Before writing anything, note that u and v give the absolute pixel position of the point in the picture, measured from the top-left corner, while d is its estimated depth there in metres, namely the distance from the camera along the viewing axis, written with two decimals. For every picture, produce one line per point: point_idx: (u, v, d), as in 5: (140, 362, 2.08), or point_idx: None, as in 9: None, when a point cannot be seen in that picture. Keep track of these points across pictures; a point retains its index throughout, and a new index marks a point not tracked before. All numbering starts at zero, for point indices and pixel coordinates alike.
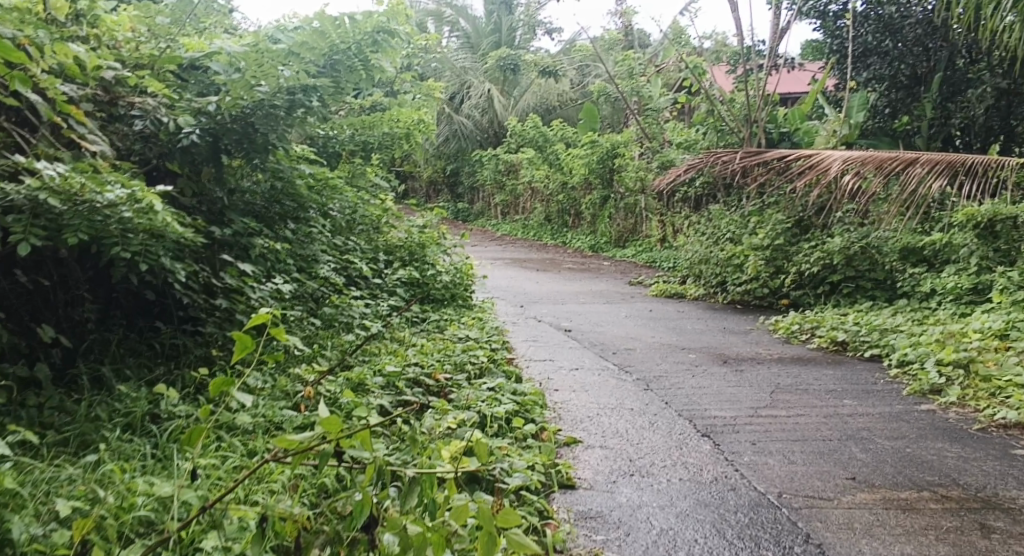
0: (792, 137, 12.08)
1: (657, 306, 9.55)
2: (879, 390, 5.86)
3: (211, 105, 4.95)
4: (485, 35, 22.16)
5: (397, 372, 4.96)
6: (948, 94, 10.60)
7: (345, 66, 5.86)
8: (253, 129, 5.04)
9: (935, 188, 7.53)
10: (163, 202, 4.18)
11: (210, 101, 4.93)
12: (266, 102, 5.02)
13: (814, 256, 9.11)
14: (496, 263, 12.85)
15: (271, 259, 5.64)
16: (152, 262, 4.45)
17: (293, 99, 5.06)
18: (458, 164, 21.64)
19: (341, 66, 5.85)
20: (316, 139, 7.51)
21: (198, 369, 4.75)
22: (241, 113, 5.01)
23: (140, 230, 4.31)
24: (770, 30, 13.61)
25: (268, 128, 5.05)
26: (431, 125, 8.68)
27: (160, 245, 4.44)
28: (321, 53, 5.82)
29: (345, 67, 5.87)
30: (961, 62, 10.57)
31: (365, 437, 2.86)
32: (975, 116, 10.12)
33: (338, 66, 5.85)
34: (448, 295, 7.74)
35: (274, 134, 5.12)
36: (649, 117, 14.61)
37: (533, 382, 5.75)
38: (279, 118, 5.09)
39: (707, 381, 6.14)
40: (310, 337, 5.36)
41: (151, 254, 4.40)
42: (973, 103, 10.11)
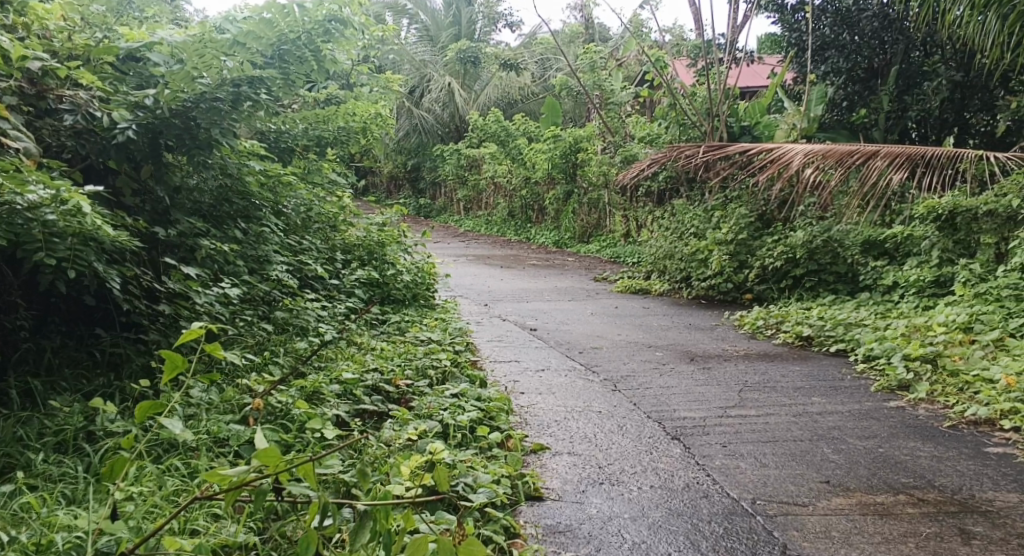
0: (753, 130, 12.00)
1: (623, 302, 9.43)
2: (847, 386, 5.76)
3: (148, 99, 4.73)
4: (444, 28, 21.96)
5: (355, 379, 4.77)
6: (905, 86, 10.56)
7: (295, 57, 5.64)
8: (194, 123, 4.82)
9: (897, 180, 7.52)
10: (90, 203, 3.91)
11: (146, 95, 4.71)
12: (210, 96, 4.80)
13: (778, 250, 9.05)
14: (459, 260, 12.67)
15: (218, 261, 5.41)
16: (83, 268, 4.19)
17: (238, 92, 4.84)
18: (419, 159, 21.40)
19: (291, 57, 5.63)
20: (268, 134, 7.18)
21: (139, 381, 4.52)
22: (182, 107, 4.78)
23: (68, 234, 4.08)
24: (730, 23, 13.56)
25: (210, 123, 4.82)
26: (388, 120, 8.48)
27: (90, 250, 4.19)
28: (270, 44, 5.57)
29: (296, 59, 5.66)
30: (918, 55, 10.55)
31: (309, 472, 2.71)
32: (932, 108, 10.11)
33: (287, 57, 5.63)
34: (409, 295, 7.55)
35: (218, 129, 4.88)
36: (611, 111, 14.50)
37: (497, 385, 5.59)
38: (224, 113, 4.87)
39: (674, 380, 6.01)
40: (260, 343, 5.15)
41: (81, 259, 4.16)
42: (930, 95, 10.11)
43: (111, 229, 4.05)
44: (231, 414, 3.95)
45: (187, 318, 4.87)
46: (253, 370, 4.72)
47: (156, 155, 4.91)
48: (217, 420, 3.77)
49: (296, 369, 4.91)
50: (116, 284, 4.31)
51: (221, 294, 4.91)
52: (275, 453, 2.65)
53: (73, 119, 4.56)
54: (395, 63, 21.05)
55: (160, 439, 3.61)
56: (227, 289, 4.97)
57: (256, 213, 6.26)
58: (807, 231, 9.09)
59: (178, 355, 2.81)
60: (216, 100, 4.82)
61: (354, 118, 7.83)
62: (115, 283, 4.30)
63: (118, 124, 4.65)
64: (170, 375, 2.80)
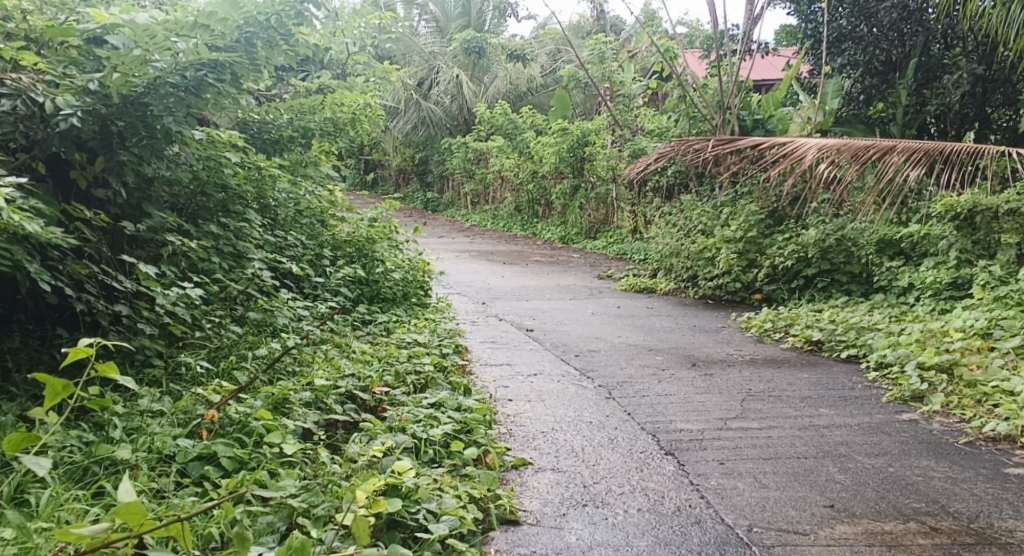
0: (766, 125, 11.59)
1: (626, 302, 9.09)
2: (857, 396, 5.41)
3: (93, 83, 4.46)
4: (453, 18, 21.57)
5: (327, 385, 4.46)
6: (923, 80, 10.17)
7: (261, 40, 5.27)
8: (146, 111, 4.58)
9: (914, 177, 7.15)
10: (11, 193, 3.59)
11: (91, 78, 4.45)
12: (162, 81, 4.55)
13: (788, 249, 8.71)
14: (461, 256, 12.34)
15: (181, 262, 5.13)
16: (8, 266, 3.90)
17: (199, 81, 4.58)
18: (427, 152, 21.08)
19: (258, 42, 5.26)
20: (250, 125, 7.14)
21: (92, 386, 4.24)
22: (133, 94, 4.55)
23: None
24: (743, 14, 13.17)
25: (163, 110, 4.55)
26: (379, 110, 8.15)
27: (18, 245, 3.93)
28: (235, 27, 5.23)
29: (264, 43, 5.29)
30: (938, 47, 10.13)
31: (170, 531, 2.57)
32: (951, 104, 9.72)
33: (254, 40, 5.26)
34: (399, 293, 7.26)
35: (173, 120, 4.60)
36: (620, 104, 14.13)
37: (484, 393, 5.28)
38: (181, 102, 4.61)
39: (673, 387, 5.68)
40: (229, 347, 4.85)
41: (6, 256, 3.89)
42: (948, 90, 9.71)
43: (36, 225, 3.73)
44: (180, 426, 3.66)
45: (149, 320, 4.59)
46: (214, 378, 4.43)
47: (109, 145, 4.62)
48: (162, 435, 3.49)
49: (266, 375, 4.62)
50: (47, 284, 3.99)
51: (185, 294, 4.59)
52: (137, 510, 2.53)
53: (11, 104, 4.27)
54: (403, 54, 20.71)
55: (99, 456, 3.32)
56: (190, 288, 4.67)
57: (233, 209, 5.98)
58: (819, 229, 8.73)
59: (60, 380, 2.78)
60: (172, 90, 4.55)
61: (340, 107, 7.52)
62: (45, 283, 3.99)
63: (63, 110, 4.38)
64: (52, 402, 2.77)
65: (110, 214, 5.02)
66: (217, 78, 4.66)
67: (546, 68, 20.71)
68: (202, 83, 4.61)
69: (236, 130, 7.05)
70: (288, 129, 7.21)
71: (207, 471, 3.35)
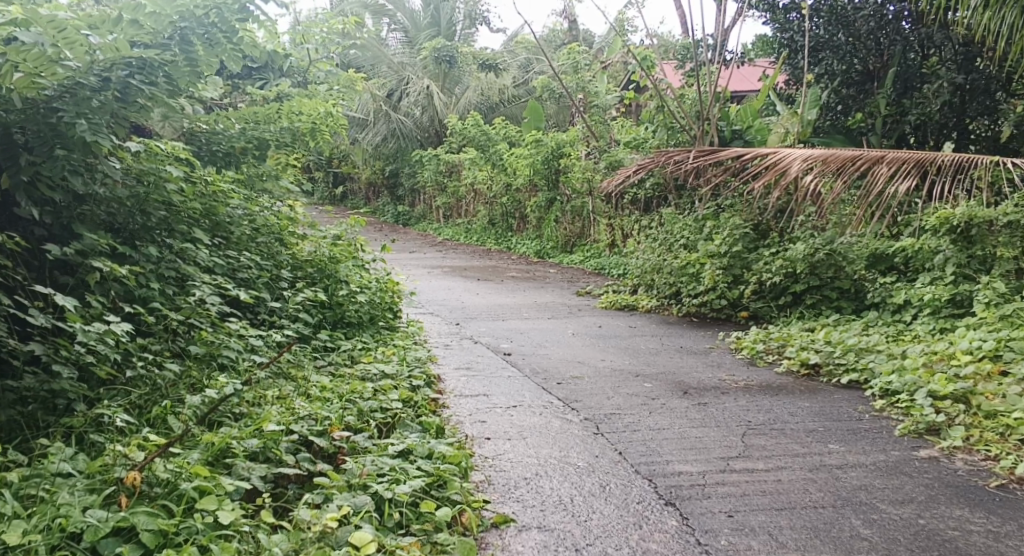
0: (745, 135, 11.12)
1: (607, 320, 8.62)
2: (867, 428, 4.94)
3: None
4: (423, 29, 21.04)
5: (278, 431, 4.06)
6: (904, 89, 9.80)
7: (198, 37, 4.80)
8: (54, 113, 4.32)
9: (906, 189, 6.63)
10: None
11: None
12: (74, 83, 4.30)
13: (776, 264, 8.27)
14: (433, 273, 11.82)
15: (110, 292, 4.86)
16: None
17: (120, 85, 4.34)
18: (398, 165, 20.57)
19: (195, 39, 4.78)
20: (199, 134, 6.67)
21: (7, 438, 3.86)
22: (43, 98, 4.31)
23: None
24: (717, 23, 12.85)
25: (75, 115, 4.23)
26: (343, 120, 7.69)
27: None
28: (169, 23, 4.76)
29: (201, 41, 4.82)
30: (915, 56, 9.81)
31: None
32: (932, 113, 9.35)
33: (189, 37, 4.77)
34: (365, 317, 6.75)
35: (88, 128, 4.25)
36: (595, 114, 13.65)
37: (457, 432, 4.75)
38: (107, 106, 4.34)
39: (666, 420, 5.18)
40: (161, 390, 4.47)
41: None
42: (929, 99, 9.36)
43: None
44: (95, 492, 3.36)
45: (66, 361, 4.20)
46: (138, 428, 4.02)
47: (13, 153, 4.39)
48: (68, 507, 3.15)
49: (205, 421, 4.24)
50: None
51: (108, 329, 4.19)
52: None
53: None
54: (372, 65, 20.14)
55: None
56: (115, 323, 4.28)
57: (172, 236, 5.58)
58: (808, 243, 8.29)
59: None
60: (91, 94, 4.30)
61: (299, 116, 7.17)
62: None
63: None
64: None
65: (32, 235, 4.84)
66: (144, 79, 4.41)
67: (518, 78, 20.18)
68: (128, 86, 4.36)
69: (182, 142, 6.55)
70: (240, 140, 6.72)
71: (121, 550, 2.99)
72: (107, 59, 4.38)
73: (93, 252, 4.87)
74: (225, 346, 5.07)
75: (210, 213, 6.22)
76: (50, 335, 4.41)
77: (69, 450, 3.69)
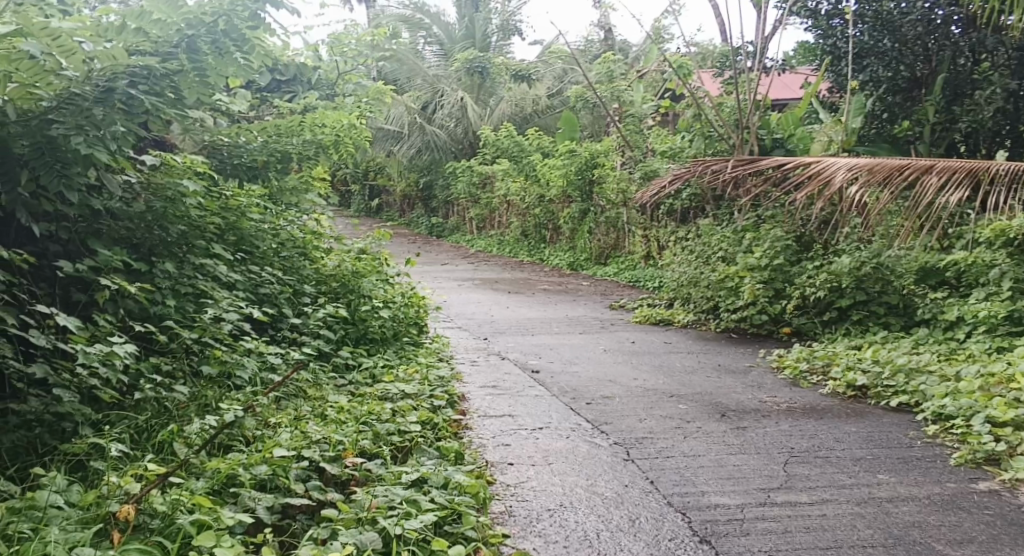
0: (786, 144, 10.76)
1: (641, 336, 8.31)
2: (920, 457, 4.60)
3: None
4: (458, 41, 20.87)
5: (287, 457, 3.82)
6: (954, 96, 9.40)
7: (208, 43, 4.68)
8: (50, 125, 4.16)
9: (957, 200, 6.25)
10: None
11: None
12: (72, 94, 4.18)
13: (819, 278, 7.91)
14: (463, 286, 11.60)
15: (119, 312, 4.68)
16: None
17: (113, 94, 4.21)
18: (432, 177, 20.43)
19: (203, 46, 4.64)
20: (221, 148, 6.47)
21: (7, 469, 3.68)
22: (41, 110, 4.18)
23: None
24: (757, 30, 12.51)
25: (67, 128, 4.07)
26: (367, 132, 7.46)
27: None
28: (176, 30, 4.66)
29: (211, 48, 4.68)
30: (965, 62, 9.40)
31: None
32: (983, 120, 8.93)
33: (198, 43, 4.66)
34: (389, 333, 6.51)
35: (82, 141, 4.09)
36: (630, 124, 13.33)
37: (479, 456, 4.48)
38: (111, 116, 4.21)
39: (702, 446, 4.87)
40: (170, 413, 4.26)
41: None
42: (981, 105, 8.94)
43: None
44: (87, 528, 3.17)
45: (68, 384, 3.98)
46: (143, 457, 3.81)
47: (10, 169, 4.24)
48: (54, 546, 2.96)
49: (212, 446, 4.02)
50: None
51: (112, 351, 3.97)
52: None
53: None
54: (407, 78, 20.05)
55: None
56: (120, 344, 4.08)
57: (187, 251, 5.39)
58: (853, 256, 7.93)
59: None
60: (93, 106, 4.18)
61: (322, 129, 6.92)
62: None
63: None
64: None
65: (42, 253, 4.69)
66: (148, 88, 4.32)
67: (552, 88, 19.93)
68: (133, 97, 4.25)
69: (203, 155, 6.34)
70: (262, 154, 6.51)
71: None
72: (106, 69, 4.29)
73: (102, 270, 4.69)
74: (240, 366, 4.85)
75: (233, 227, 6.04)
76: (56, 357, 4.21)
77: (63, 480, 3.46)
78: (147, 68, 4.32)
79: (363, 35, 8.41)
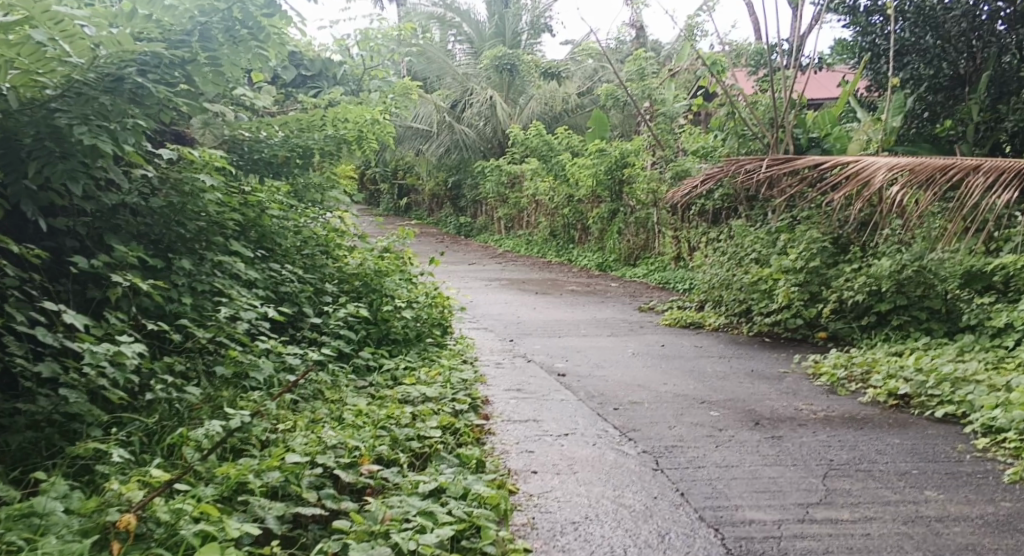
0: (823, 143, 10.38)
1: (671, 339, 8.07)
2: (971, 472, 4.36)
3: None
4: (488, 39, 20.62)
5: (300, 464, 3.64)
6: (999, 93, 9.03)
7: (219, 31, 4.59)
8: (52, 114, 4.09)
9: (1005, 202, 5.91)
10: None
11: None
12: (74, 82, 4.10)
13: (857, 281, 7.62)
14: (490, 286, 11.41)
15: (133, 309, 4.52)
16: None
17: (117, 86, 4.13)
18: (460, 176, 20.28)
19: (217, 34, 4.57)
20: (242, 143, 6.32)
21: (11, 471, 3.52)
22: (42, 98, 4.11)
23: None
24: (793, 27, 12.22)
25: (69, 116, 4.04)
26: (391, 128, 7.17)
27: None
28: (188, 18, 4.59)
29: (225, 37, 4.61)
30: (1012, 60, 8.97)
31: None
32: None
33: (209, 32, 4.57)
34: (412, 334, 6.33)
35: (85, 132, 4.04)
36: (661, 123, 12.90)
37: (501, 464, 4.28)
38: (120, 108, 4.14)
39: (736, 457, 4.63)
40: (182, 415, 4.09)
41: None
42: None
43: None
44: (86, 536, 3.00)
45: (76, 383, 3.81)
46: (151, 462, 3.64)
47: (14, 162, 4.16)
48: None
49: (223, 450, 3.84)
50: None
51: (121, 351, 3.80)
52: None
53: None
54: (437, 76, 19.90)
55: None
56: (130, 342, 3.92)
57: (204, 248, 5.23)
58: (894, 258, 7.63)
59: None
60: (101, 95, 4.09)
61: (344, 124, 6.72)
62: None
63: None
64: None
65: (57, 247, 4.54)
66: (158, 77, 4.25)
67: (582, 87, 19.67)
68: (143, 87, 4.18)
69: (222, 150, 6.18)
70: (282, 149, 6.41)
71: None
72: (112, 55, 4.14)
73: (115, 267, 4.53)
74: (256, 367, 4.68)
75: (254, 224, 5.89)
76: (65, 355, 4.05)
77: (64, 486, 3.28)
78: (155, 56, 4.22)
79: (392, 31, 8.14)
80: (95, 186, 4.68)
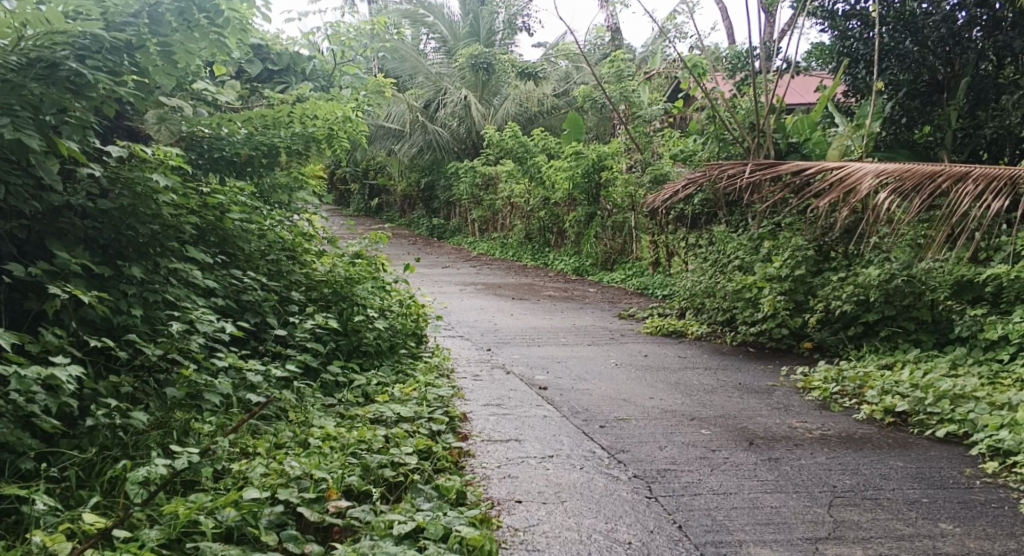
0: (802, 148, 9.99)
1: (653, 349, 7.77)
2: (984, 502, 4.12)
3: None
4: (462, 39, 20.25)
5: (259, 502, 3.38)
6: (977, 101, 8.62)
7: (171, 12, 4.36)
8: None
9: (995, 211, 5.62)
10: None
11: None
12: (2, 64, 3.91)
13: (845, 291, 7.35)
14: (465, 291, 11.07)
15: (72, 325, 4.18)
16: None
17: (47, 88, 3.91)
18: (433, 177, 19.94)
19: (166, 16, 4.36)
20: (200, 140, 5.93)
21: None
22: None
23: None
24: (772, 28, 11.95)
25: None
26: (362, 126, 6.81)
27: None
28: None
29: (177, 18, 4.37)
30: (989, 66, 8.64)
31: None
32: (1012, 126, 8.07)
33: (160, 14, 4.36)
34: (383, 346, 5.97)
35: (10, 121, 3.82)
36: (638, 126, 12.63)
37: (482, 494, 3.95)
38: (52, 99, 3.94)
39: (734, 481, 4.33)
40: (124, 444, 3.76)
41: None
42: (1008, 110, 8.10)
43: None
44: None
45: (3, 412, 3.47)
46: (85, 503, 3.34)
47: None
48: None
49: (171, 485, 3.53)
50: None
51: (53, 374, 3.44)
52: None
53: None
54: (410, 75, 19.50)
55: None
56: (65, 365, 3.57)
57: (156, 257, 4.86)
58: (883, 267, 7.34)
59: None
60: (29, 82, 3.90)
61: (314, 121, 6.39)
62: None
63: None
64: None
65: None
66: (97, 63, 4.10)
67: (558, 88, 19.16)
68: (80, 74, 4.02)
69: (180, 147, 5.80)
70: (245, 147, 5.99)
71: None
72: (42, 36, 4.01)
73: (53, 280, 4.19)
74: (212, 386, 4.31)
75: (214, 228, 5.53)
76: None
77: None
78: (95, 40, 4.08)
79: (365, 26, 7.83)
80: (35, 186, 4.36)
